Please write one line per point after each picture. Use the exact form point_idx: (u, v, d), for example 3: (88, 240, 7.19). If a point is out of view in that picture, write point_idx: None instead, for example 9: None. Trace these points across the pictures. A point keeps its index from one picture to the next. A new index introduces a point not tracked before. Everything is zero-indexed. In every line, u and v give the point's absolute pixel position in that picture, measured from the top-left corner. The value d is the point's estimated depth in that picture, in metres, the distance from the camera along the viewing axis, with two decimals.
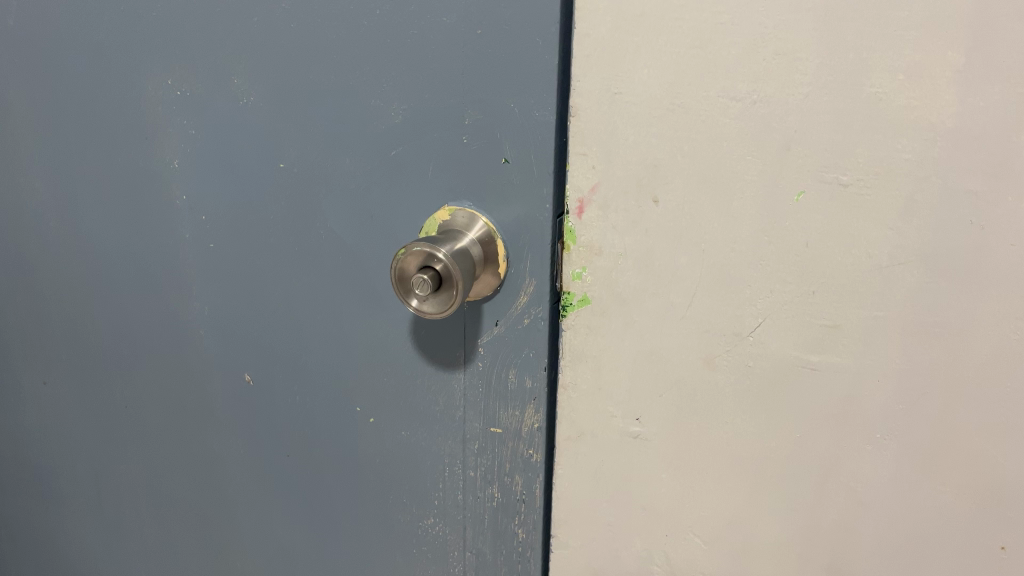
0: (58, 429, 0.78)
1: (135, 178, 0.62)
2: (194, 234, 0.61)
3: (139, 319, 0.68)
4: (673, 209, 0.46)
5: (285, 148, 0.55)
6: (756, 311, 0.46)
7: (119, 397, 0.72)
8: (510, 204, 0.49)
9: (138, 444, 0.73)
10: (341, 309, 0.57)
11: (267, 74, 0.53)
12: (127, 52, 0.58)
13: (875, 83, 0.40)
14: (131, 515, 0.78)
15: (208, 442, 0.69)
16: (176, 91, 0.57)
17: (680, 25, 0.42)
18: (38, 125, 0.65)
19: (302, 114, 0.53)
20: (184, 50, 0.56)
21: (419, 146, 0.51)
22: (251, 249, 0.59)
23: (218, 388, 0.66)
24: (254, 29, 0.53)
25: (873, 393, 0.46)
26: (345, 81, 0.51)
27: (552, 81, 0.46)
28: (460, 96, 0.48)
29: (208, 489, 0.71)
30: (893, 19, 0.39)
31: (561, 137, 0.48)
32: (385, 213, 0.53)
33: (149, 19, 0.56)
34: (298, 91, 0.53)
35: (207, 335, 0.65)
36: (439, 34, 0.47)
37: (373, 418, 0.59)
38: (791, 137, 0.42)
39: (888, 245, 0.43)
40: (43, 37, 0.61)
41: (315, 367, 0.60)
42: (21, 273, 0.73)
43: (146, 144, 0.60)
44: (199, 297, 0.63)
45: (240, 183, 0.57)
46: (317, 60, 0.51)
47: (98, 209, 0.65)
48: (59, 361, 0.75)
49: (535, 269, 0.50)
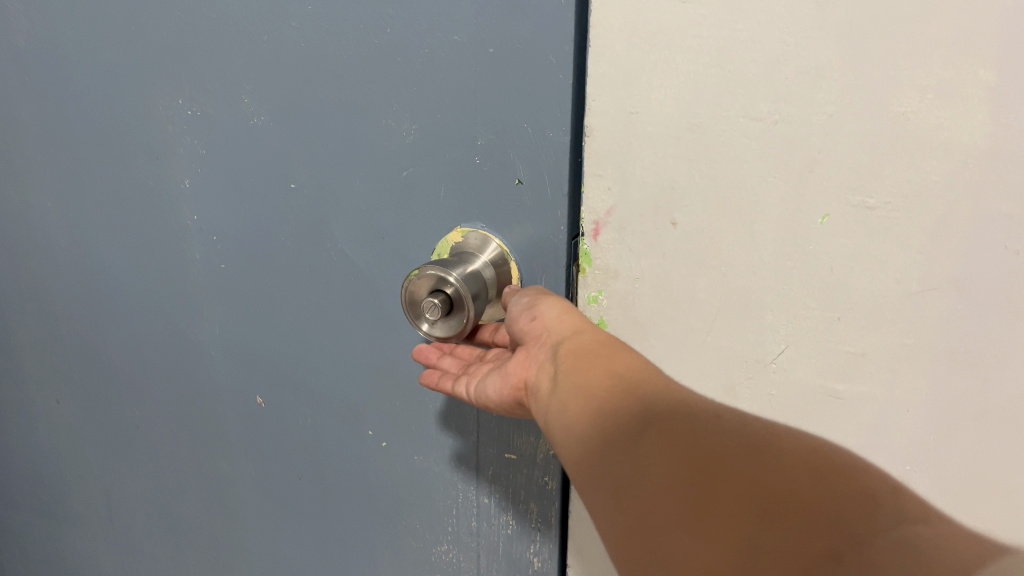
0: (71, 449, 0.78)
1: (145, 198, 0.61)
2: (204, 254, 0.61)
3: (151, 339, 0.67)
4: (691, 231, 0.45)
5: (295, 168, 0.54)
6: (779, 337, 0.45)
7: (131, 417, 0.72)
8: (524, 227, 0.48)
9: (151, 464, 0.73)
10: (353, 332, 0.57)
11: (277, 93, 0.52)
12: (136, 71, 0.57)
13: (901, 101, 0.38)
14: (144, 535, 0.78)
15: (220, 464, 0.68)
16: (185, 111, 0.56)
17: (698, 42, 0.41)
18: (49, 144, 0.64)
19: (311, 134, 0.52)
20: (194, 69, 0.55)
21: (430, 166, 0.49)
22: (261, 271, 0.58)
23: (230, 409, 0.65)
24: (261, 48, 0.52)
25: (901, 424, 0.44)
26: (354, 100, 0.50)
27: (566, 100, 0.44)
28: (472, 116, 0.47)
29: (220, 511, 0.70)
30: (922, 36, 0.37)
31: (576, 157, 0.46)
32: (396, 234, 0.52)
33: (158, 37, 0.55)
34: (307, 111, 0.52)
35: (217, 356, 0.64)
36: (448, 53, 0.46)
37: (386, 443, 0.59)
38: (815, 158, 0.40)
39: (917, 270, 0.41)
40: (54, 57, 0.61)
41: (327, 389, 0.60)
42: (34, 292, 0.72)
43: (156, 164, 0.60)
44: (210, 317, 0.63)
45: (251, 204, 0.57)
46: (326, 79, 0.50)
47: (109, 230, 0.65)
48: (72, 381, 0.74)
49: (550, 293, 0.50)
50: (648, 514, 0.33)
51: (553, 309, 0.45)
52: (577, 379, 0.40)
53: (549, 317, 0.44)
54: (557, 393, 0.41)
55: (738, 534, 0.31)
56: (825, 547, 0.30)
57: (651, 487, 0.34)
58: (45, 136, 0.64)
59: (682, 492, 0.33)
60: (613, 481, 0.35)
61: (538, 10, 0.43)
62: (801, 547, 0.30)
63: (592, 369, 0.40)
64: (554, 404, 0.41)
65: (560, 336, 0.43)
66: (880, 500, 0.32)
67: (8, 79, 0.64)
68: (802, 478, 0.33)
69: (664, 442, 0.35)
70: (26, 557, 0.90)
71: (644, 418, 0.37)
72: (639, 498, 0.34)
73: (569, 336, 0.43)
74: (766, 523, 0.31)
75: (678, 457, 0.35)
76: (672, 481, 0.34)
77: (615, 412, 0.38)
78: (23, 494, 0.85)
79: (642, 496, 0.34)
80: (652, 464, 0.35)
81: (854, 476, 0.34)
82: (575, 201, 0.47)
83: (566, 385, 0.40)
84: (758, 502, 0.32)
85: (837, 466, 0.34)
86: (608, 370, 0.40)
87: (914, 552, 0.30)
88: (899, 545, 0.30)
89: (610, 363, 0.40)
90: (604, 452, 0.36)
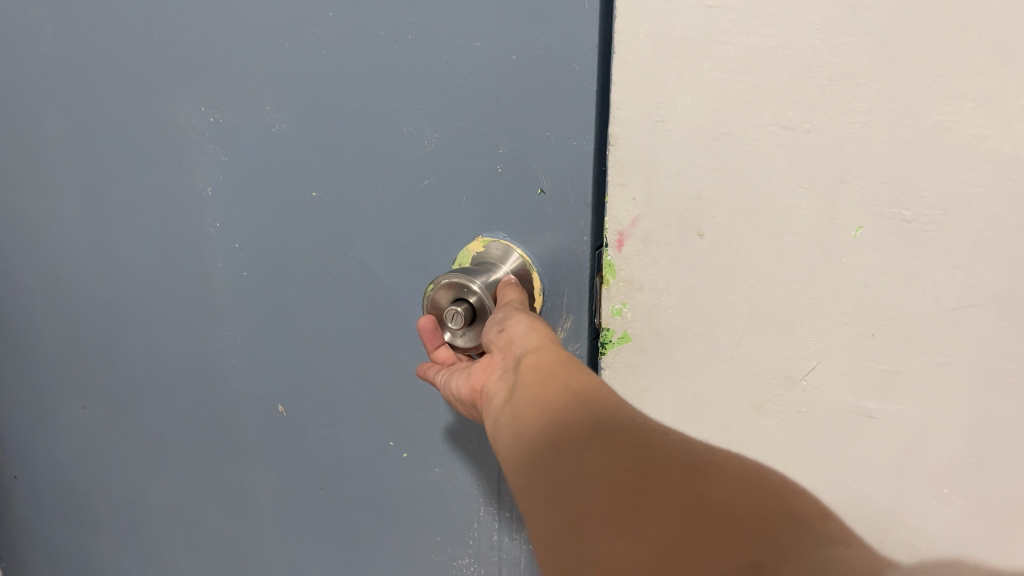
0: (96, 456, 0.78)
1: (167, 205, 0.61)
2: (226, 262, 0.60)
3: (173, 345, 0.67)
4: (719, 243, 0.43)
5: (315, 176, 0.53)
6: (810, 354, 0.43)
7: (154, 424, 0.72)
8: (546, 238, 0.47)
9: (173, 471, 0.73)
10: (373, 342, 0.56)
11: (298, 101, 0.52)
12: (158, 80, 0.57)
13: (940, 110, 0.37)
14: (167, 542, 0.78)
15: (242, 473, 0.68)
16: (207, 118, 0.56)
17: (727, 49, 0.39)
18: (74, 152, 0.64)
19: (332, 142, 0.52)
20: (216, 76, 0.54)
21: (453, 175, 0.49)
22: (282, 280, 0.58)
23: (252, 417, 0.65)
24: (283, 56, 0.51)
25: (938, 443, 0.43)
26: (375, 108, 0.49)
27: (591, 110, 0.43)
28: (494, 125, 0.46)
29: (242, 520, 0.70)
30: (962, 41, 0.35)
31: (600, 166, 0.45)
32: (417, 244, 0.52)
33: (180, 45, 0.55)
34: (328, 118, 0.51)
35: (239, 366, 0.64)
36: (470, 60, 0.45)
37: (406, 453, 0.58)
38: (848, 169, 0.39)
39: (955, 286, 0.39)
40: (79, 65, 0.61)
41: (347, 400, 0.59)
42: (60, 299, 0.73)
43: (178, 172, 0.60)
44: (231, 326, 0.63)
45: (272, 212, 0.56)
46: (346, 86, 0.50)
47: (133, 237, 0.65)
48: (97, 388, 0.75)
49: (573, 306, 0.48)
50: (583, 516, 0.32)
51: (523, 324, 0.44)
52: (535, 394, 0.39)
53: (516, 330, 0.43)
54: (513, 403, 0.40)
55: (664, 535, 0.29)
56: (739, 559, 0.27)
57: (587, 489, 0.32)
58: (69, 143, 0.64)
59: (616, 496, 0.31)
60: (554, 487, 0.34)
61: (561, 17, 0.42)
62: (723, 556, 0.27)
63: (549, 387, 0.39)
64: (509, 417, 0.39)
65: (523, 349, 0.42)
66: (808, 519, 0.28)
67: (33, 87, 0.64)
68: (737, 490, 0.30)
69: (607, 450, 0.34)
70: (52, 561, 0.91)
71: (592, 429, 0.35)
72: (576, 498, 0.33)
73: (531, 350, 0.42)
74: (694, 529, 0.29)
75: (617, 464, 0.33)
76: (606, 484, 0.32)
77: (565, 425, 0.36)
78: (50, 500, 0.86)
79: (581, 494, 0.32)
80: (590, 468, 0.33)
81: (788, 489, 0.30)
82: (599, 212, 0.46)
83: (523, 398, 0.39)
84: (687, 509, 0.30)
85: (781, 480, 0.30)
86: (566, 386, 0.39)
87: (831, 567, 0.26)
88: (822, 562, 0.26)
89: (569, 379, 0.39)
90: (549, 460, 0.35)
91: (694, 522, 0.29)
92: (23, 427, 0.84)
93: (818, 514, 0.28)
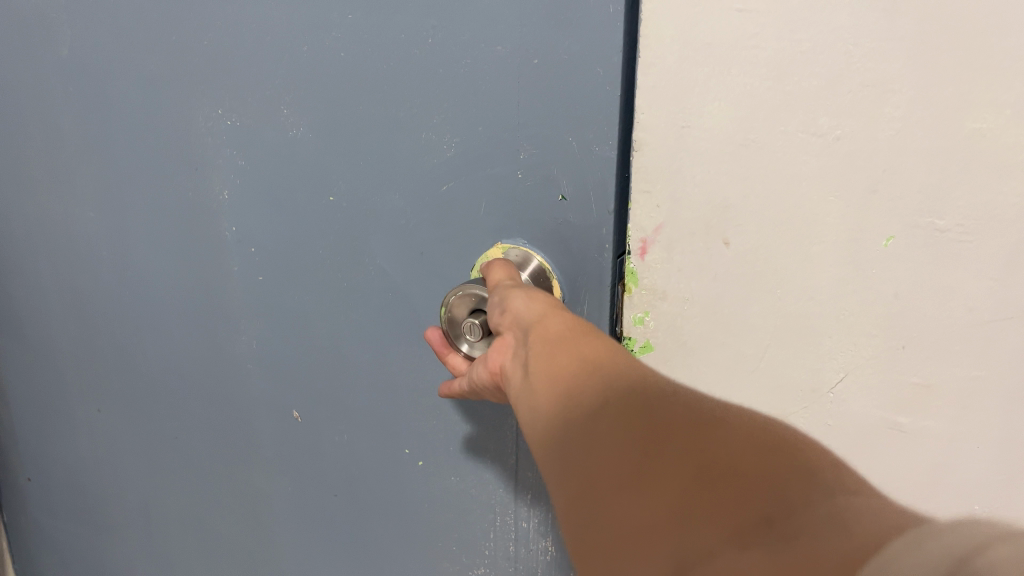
0: (109, 457, 0.78)
1: (182, 208, 0.61)
2: (242, 266, 0.60)
3: (188, 348, 0.67)
4: (745, 252, 0.42)
5: (332, 180, 0.53)
6: (836, 365, 0.42)
7: (168, 427, 0.72)
8: (567, 246, 0.47)
9: (188, 474, 0.73)
10: (390, 349, 0.55)
11: (316, 104, 0.51)
12: (175, 81, 0.57)
13: (976, 118, 0.36)
14: (180, 546, 0.77)
15: (256, 478, 0.67)
16: (224, 121, 0.56)
17: (756, 54, 0.38)
18: (92, 154, 0.64)
19: (350, 146, 0.51)
20: (233, 79, 0.54)
21: (472, 181, 0.48)
22: (298, 286, 0.58)
23: (266, 423, 0.64)
24: (301, 59, 0.50)
25: (968, 460, 0.42)
26: (393, 112, 0.49)
27: (614, 115, 0.42)
28: (514, 130, 0.45)
29: (255, 525, 0.70)
30: (999, 47, 0.34)
31: (624, 172, 0.44)
32: (435, 250, 0.51)
33: (199, 47, 0.54)
34: (346, 121, 0.50)
35: (254, 370, 0.63)
36: (491, 64, 0.44)
37: (421, 462, 0.57)
38: (879, 177, 0.38)
39: (989, 298, 0.38)
40: (96, 66, 0.60)
41: (363, 407, 0.58)
42: (75, 301, 0.72)
43: (195, 175, 0.59)
44: (247, 330, 0.62)
45: (289, 217, 0.56)
46: (364, 90, 0.49)
47: (149, 240, 0.64)
48: (111, 390, 0.74)
49: (593, 314, 0.47)
50: (597, 485, 0.31)
51: (524, 298, 0.42)
52: (545, 366, 0.38)
53: (519, 306, 0.42)
54: (527, 379, 0.39)
55: (676, 495, 0.28)
56: (755, 514, 0.26)
57: (602, 455, 0.31)
58: (86, 144, 0.64)
59: (628, 461, 0.30)
60: (569, 458, 0.33)
61: (586, 21, 0.41)
62: (734, 509, 0.26)
63: (557, 355, 0.38)
64: (525, 394, 0.38)
65: (528, 321, 0.41)
66: (819, 473, 0.27)
67: (49, 87, 0.64)
68: (746, 446, 0.29)
69: (616, 414, 0.32)
70: (65, 561, 0.91)
71: (601, 395, 0.34)
72: (590, 467, 0.31)
73: (537, 321, 0.41)
74: (704, 486, 0.28)
75: (629, 429, 0.32)
76: (622, 452, 0.31)
77: (577, 394, 0.35)
78: (64, 501, 0.86)
79: (595, 464, 0.31)
80: (604, 437, 0.32)
81: (797, 445, 0.29)
82: (621, 219, 0.45)
83: (535, 372, 0.38)
84: (697, 467, 0.28)
85: (792, 437, 0.29)
86: (573, 353, 0.37)
87: (839, 518, 0.25)
88: (828, 513, 0.25)
89: (576, 347, 0.38)
90: (564, 432, 0.34)
91: (707, 481, 0.28)
92: (37, 428, 0.84)
93: (825, 467, 0.27)
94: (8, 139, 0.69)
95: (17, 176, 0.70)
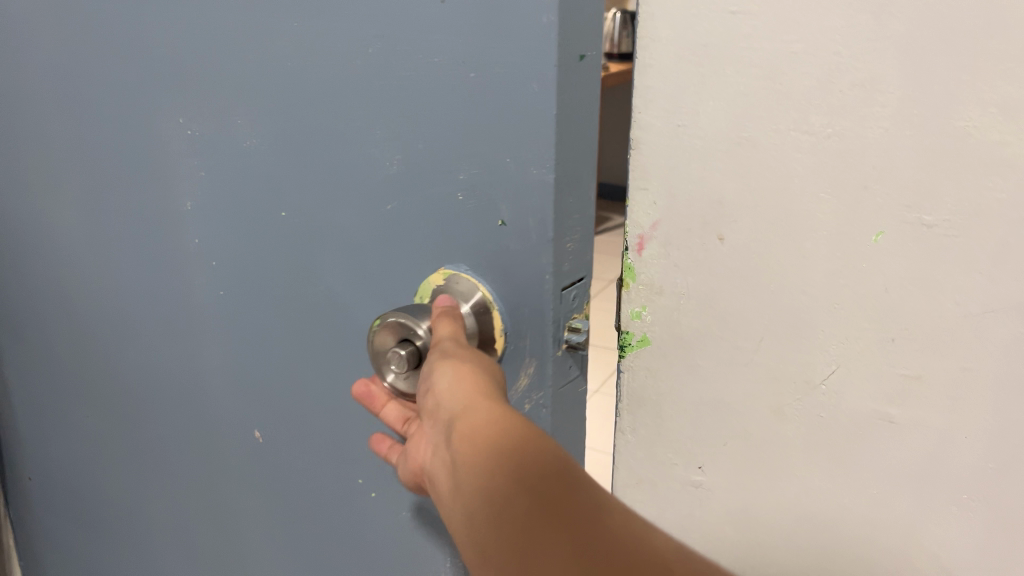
0: (93, 461, 0.80)
1: (164, 220, 0.62)
2: (208, 278, 0.61)
3: (162, 355, 0.68)
4: (740, 247, 0.44)
5: (282, 194, 0.54)
6: (829, 358, 0.44)
7: (147, 432, 0.73)
8: (509, 273, 0.46)
9: (164, 483, 0.74)
10: (341, 372, 0.56)
11: (268, 118, 0.52)
12: (155, 93, 0.58)
13: (960, 116, 0.37)
14: (159, 554, 0.79)
15: (226, 492, 0.68)
16: (185, 130, 0.57)
17: (750, 54, 0.40)
18: (77, 161, 0.66)
19: (304, 158, 0.52)
20: (190, 89, 0.56)
21: (420, 200, 0.48)
22: (256, 301, 0.59)
23: (233, 437, 0.66)
24: (260, 72, 0.51)
25: (960, 451, 0.42)
26: (349, 128, 0.49)
27: (549, 136, 0.42)
28: (456, 150, 0.45)
29: (225, 540, 0.71)
30: (983, 48, 0.35)
31: (564, 195, 0.44)
32: (381, 272, 0.51)
33: (167, 59, 0.56)
34: (302, 134, 0.51)
35: (221, 382, 0.64)
36: (434, 78, 0.44)
37: (374, 492, 0.57)
38: (870, 174, 0.39)
39: (977, 292, 0.39)
40: (84, 75, 0.62)
41: (320, 429, 0.59)
42: (62, 305, 0.75)
43: (159, 184, 0.61)
44: (212, 343, 0.63)
45: (248, 229, 0.57)
46: (312, 105, 0.50)
47: (127, 248, 0.66)
48: (93, 394, 0.76)
49: (536, 347, 0.47)
50: None
51: (446, 377, 0.41)
52: (481, 486, 0.37)
53: (442, 389, 0.41)
54: (464, 498, 0.38)
55: None
56: None
57: None
58: (80, 153, 0.65)
59: None
60: None
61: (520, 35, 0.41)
62: None
63: (492, 474, 0.37)
64: (464, 515, 0.38)
65: (451, 408, 0.40)
66: None
67: (50, 97, 0.65)
68: None
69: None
70: (58, 561, 0.93)
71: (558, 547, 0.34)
72: None
73: (461, 414, 0.39)
74: None
75: None
76: None
77: (530, 536, 0.35)
78: (55, 501, 0.88)
79: None
80: None
81: None
82: (564, 245, 0.45)
83: (471, 492, 0.37)
84: None
85: None
86: (508, 472, 0.36)
87: None
88: None
89: (510, 464, 0.36)
90: None
91: None
92: (35, 433, 0.85)
93: None
94: (8, 146, 0.71)
95: (23, 182, 0.72)
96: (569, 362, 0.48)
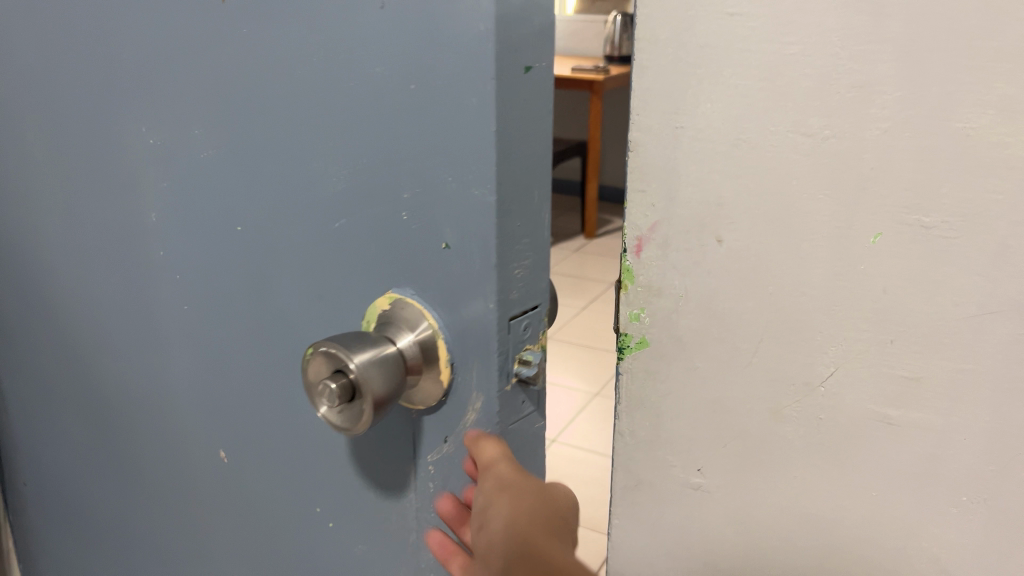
0: (81, 469, 0.79)
1: (133, 231, 0.60)
2: (174, 292, 0.59)
3: (137, 368, 0.66)
4: (738, 249, 0.44)
5: (237, 208, 0.50)
6: (829, 360, 0.44)
7: (127, 445, 0.72)
8: (452, 300, 0.41)
9: (144, 497, 0.72)
10: (297, 396, 0.52)
11: (219, 127, 0.49)
12: (117, 100, 0.56)
13: (960, 118, 0.37)
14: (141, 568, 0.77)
15: (198, 512, 0.66)
16: (147, 139, 0.55)
17: (747, 56, 0.40)
18: (53, 169, 0.65)
19: (257, 168, 0.48)
20: (149, 97, 0.53)
21: (368, 220, 0.43)
22: (216, 319, 0.56)
23: (203, 457, 0.63)
24: (209, 78, 0.48)
25: (959, 452, 0.42)
26: (295, 140, 0.45)
27: (490, 151, 0.36)
28: (401, 166, 0.40)
29: (200, 560, 0.68)
30: (981, 49, 0.35)
31: (507, 213, 0.38)
32: (332, 293, 0.46)
33: (126, 66, 0.54)
34: (251, 146, 0.47)
35: (190, 399, 0.62)
36: (378, 89, 0.40)
37: (332, 523, 0.53)
38: (868, 175, 0.39)
39: (975, 293, 0.39)
40: (54, 83, 0.61)
41: (279, 455, 0.55)
42: (45, 313, 0.74)
43: (127, 195, 0.59)
44: (180, 359, 0.61)
45: (207, 243, 0.54)
46: (261, 110, 0.46)
47: (100, 258, 0.65)
48: (78, 402, 0.75)
49: (477, 383, 0.41)
50: None
51: (501, 512, 0.40)
52: None
53: (499, 524, 0.40)
54: None
55: None
56: None
57: None
58: (57, 162, 0.64)
59: None
60: None
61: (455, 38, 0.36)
62: None
63: None
64: None
65: (517, 543, 0.40)
66: None
67: (29, 103, 0.64)
68: None
69: None
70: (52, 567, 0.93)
71: None
72: None
73: (530, 546, 0.39)
74: None
75: None
76: None
77: None
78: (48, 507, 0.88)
79: None
80: None
81: None
82: (507, 268, 0.39)
83: None
84: None
85: None
86: None
87: None
88: None
89: None
90: None
91: None
92: (29, 438, 0.85)
93: None
94: None
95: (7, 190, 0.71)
96: (522, 399, 0.42)
